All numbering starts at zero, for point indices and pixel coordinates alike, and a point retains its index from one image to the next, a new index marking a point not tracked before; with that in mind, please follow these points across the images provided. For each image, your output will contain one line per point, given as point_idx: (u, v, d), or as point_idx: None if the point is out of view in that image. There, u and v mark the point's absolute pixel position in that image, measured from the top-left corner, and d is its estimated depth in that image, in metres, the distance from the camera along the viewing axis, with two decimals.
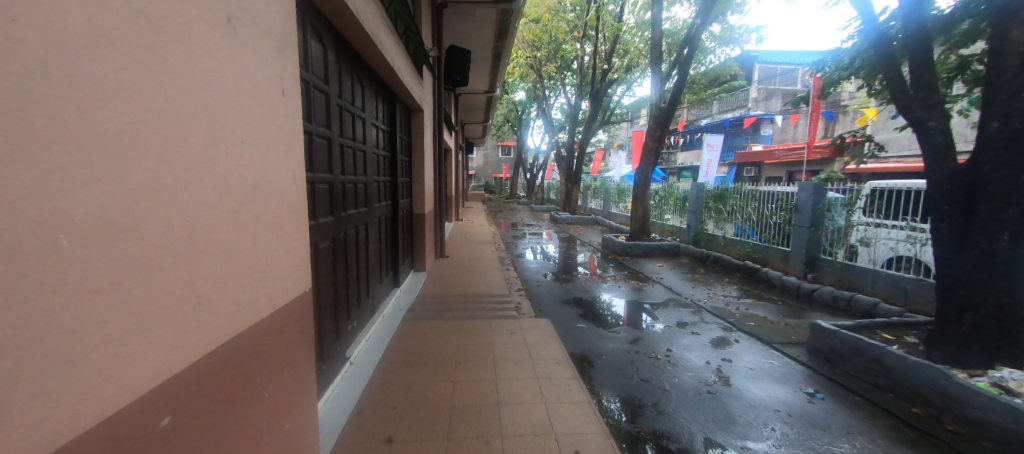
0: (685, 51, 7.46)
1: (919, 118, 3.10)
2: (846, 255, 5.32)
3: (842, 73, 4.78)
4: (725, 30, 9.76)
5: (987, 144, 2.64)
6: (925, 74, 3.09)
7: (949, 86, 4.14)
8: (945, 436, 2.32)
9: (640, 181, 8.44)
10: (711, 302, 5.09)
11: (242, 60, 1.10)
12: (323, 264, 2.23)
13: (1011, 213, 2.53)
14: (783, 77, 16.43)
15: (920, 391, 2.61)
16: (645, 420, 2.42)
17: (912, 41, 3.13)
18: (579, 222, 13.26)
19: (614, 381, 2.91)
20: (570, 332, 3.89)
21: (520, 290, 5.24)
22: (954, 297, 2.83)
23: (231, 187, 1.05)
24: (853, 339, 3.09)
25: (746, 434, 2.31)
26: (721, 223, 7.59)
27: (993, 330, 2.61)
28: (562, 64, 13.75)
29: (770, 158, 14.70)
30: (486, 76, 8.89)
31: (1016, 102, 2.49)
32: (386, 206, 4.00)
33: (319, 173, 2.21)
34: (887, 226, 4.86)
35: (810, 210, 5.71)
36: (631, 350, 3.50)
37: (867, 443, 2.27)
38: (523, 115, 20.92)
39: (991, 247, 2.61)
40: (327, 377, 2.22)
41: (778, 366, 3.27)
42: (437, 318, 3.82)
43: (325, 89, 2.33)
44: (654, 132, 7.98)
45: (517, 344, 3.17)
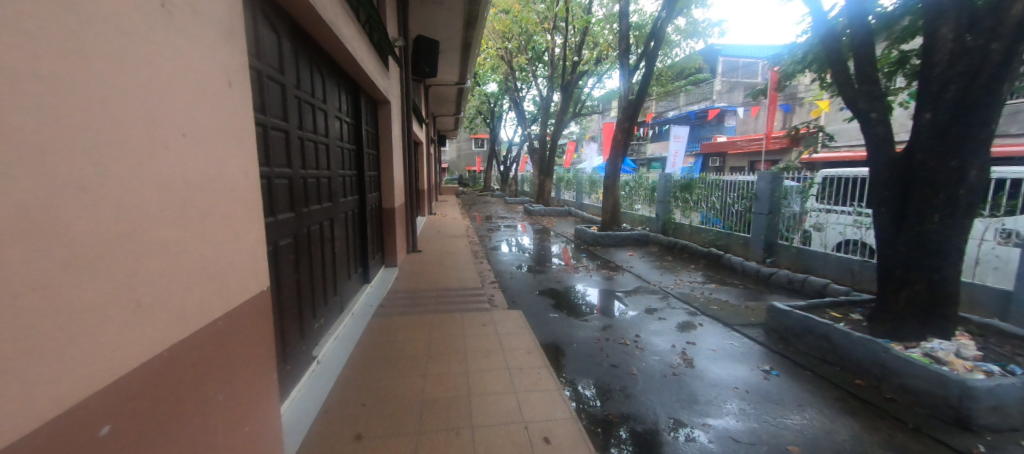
0: (652, 44, 7.60)
1: (863, 109, 3.32)
2: (801, 240, 5.65)
3: (797, 67, 5.02)
4: (689, 24, 10.10)
5: (921, 134, 2.84)
6: (867, 67, 3.29)
7: (890, 80, 4.44)
8: (883, 404, 2.52)
9: (611, 172, 8.60)
10: (678, 288, 5.29)
11: (181, 48, 1.04)
12: (284, 263, 2.16)
13: (941, 198, 2.75)
14: (745, 70, 17.07)
15: (862, 364, 2.82)
16: (613, 403, 2.51)
17: (857, 37, 3.32)
18: (553, 213, 13.40)
19: (586, 367, 2.99)
20: (542, 323, 3.94)
21: (493, 282, 5.26)
22: (891, 276, 3.05)
23: (175, 183, 1.00)
24: (804, 318, 3.29)
25: (707, 412, 2.43)
26: (688, 212, 7.87)
27: (925, 305, 2.85)
28: (532, 55, 13.69)
29: (734, 147, 15.39)
30: (456, 67, 8.74)
31: (945, 94, 2.69)
32: (353, 201, 3.90)
33: (276, 168, 2.13)
34: (836, 212, 5.18)
35: (768, 197, 6.01)
36: (601, 337, 3.60)
37: (815, 413, 2.44)
38: (495, 106, 20.77)
39: (923, 229, 2.83)
40: (291, 377, 2.16)
41: (737, 346, 3.45)
42: (408, 312, 3.77)
43: (280, 80, 2.23)
44: (623, 124, 8.13)
45: (489, 336, 3.19)
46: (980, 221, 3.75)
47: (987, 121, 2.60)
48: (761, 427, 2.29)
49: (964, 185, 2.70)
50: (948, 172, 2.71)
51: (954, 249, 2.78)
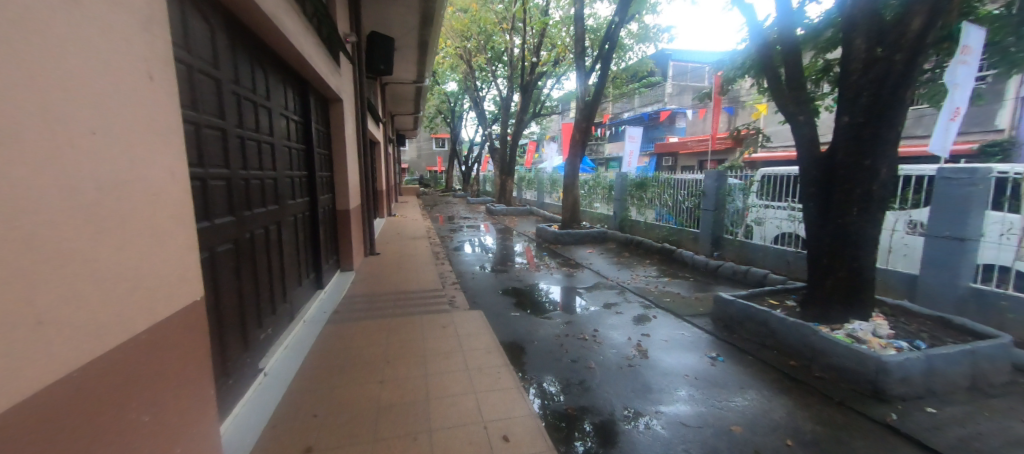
0: (606, 47, 7.84)
1: (792, 113, 3.62)
2: (744, 234, 6.05)
3: (737, 72, 5.39)
4: (641, 29, 10.57)
5: (840, 135, 3.15)
6: (795, 73, 3.59)
7: (817, 86, 4.86)
8: (813, 382, 2.76)
9: (570, 171, 8.79)
10: (634, 282, 5.51)
11: (88, 36, 0.94)
12: (224, 270, 2.02)
13: (858, 192, 3.05)
14: (693, 74, 18.04)
15: (795, 346, 3.08)
16: (571, 397, 2.56)
17: (787, 46, 3.62)
18: (514, 213, 13.48)
19: (546, 364, 3.04)
20: (503, 322, 3.96)
21: (454, 283, 5.21)
22: (818, 265, 3.34)
23: (81, 185, 0.90)
24: (746, 306, 3.53)
25: (659, 400, 2.55)
26: (643, 210, 8.23)
27: (847, 290, 3.15)
28: (491, 55, 13.71)
29: (684, 147, 16.35)
30: (414, 65, 8.56)
31: (859, 99, 3.00)
32: (303, 203, 3.72)
33: (213, 169, 1.99)
34: (773, 207, 5.59)
35: (713, 195, 6.41)
36: (561, 334, 3.67)
37: (755, 394, 2.63)
38: (455, 105, 20.56)
39: (844, 222, 3.13)
40: (233, 393, 2.02)
41: (687, 335, 3.64)
42: (365, 317, 3.65)
43: (214, 74, 2.08)
44: (580, 124, 8.33)
45: (448, 337, 3.16)
46: (891, 213, 4.20)
47: (895, 124, 2.91)
48: (708, 410, 2.43)
49: (877, 182, 3.02)
50: (862, 169, 3.02)
51: (870, 239, 3.10)
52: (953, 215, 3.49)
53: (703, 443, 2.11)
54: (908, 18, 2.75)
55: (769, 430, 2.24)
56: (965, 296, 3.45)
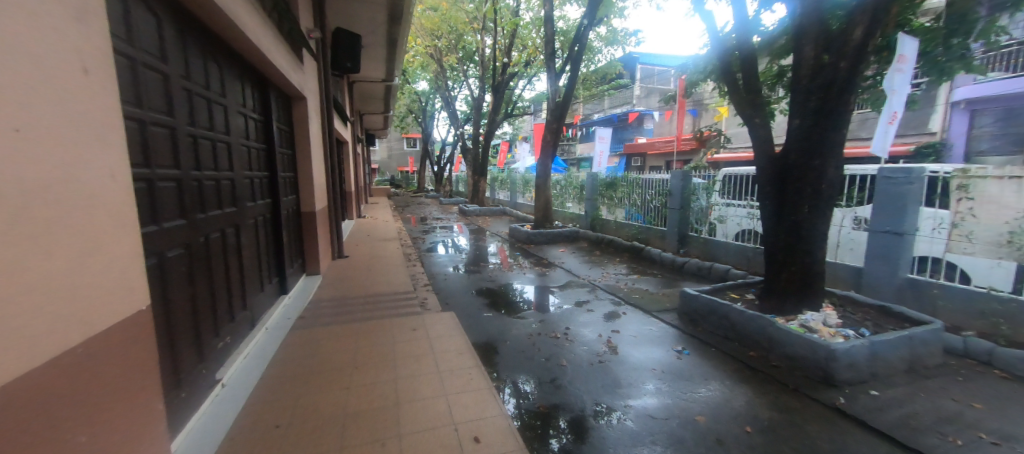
0: (576, 49, 7.95)
1: (750, 115, 3.80)
2: (708, 232, 6.29)
3: (699, 76, 5.61)
4: (610, 32, 10.82)
5: (793, 137, 3.34)
6: (752, 78, 3.77)
7: (772, 91, 5.12)
8: (771, 370, 2.91)
9: (542, 171, 8.85)
10: (604, 280, 5.62)
11: (11, 25, 0.86)
12: (174, 276, 1.90)
13: (809, 191, 3.24)
14: (659, 77, 18.61)
15: (754, 338, 3.23)
16: (542, 395, 2.58)
17: (744, 52, 3.80)
18: (487, 213, 13.44)
19: (519, 363, 3.05)
20: (476, 323, 3.94)
21: (426, 285, 5.13)
22: (774, 260, 3.52)
23: (5, 187, 0.82)
24: (709, 301, 3.68)
25: (628, 394, 2.62)
26: (613, 209, 8.42)
27: (801, 283, 3.34)
28: (462, 55, 13.63)
29: (652, 148, 16.83)
30: (382, 63, 8.38)
31: (809, 103, 3.18)
32: (264, 205, 3.56)
33: (161, 169, 1.87)
34: (734, 206, 5.87)
35: (679, 194, 6.64)
36: (534, 333, 3.69)
37: (718, 385, 2.74)
38: (426, 105, 20.28)
39: (797, 219, 3.32)
40: (186, 406, 1.91)
41: (654, 331, 3.75)
42: (333, 322, 3.54)
43: (162, 69, 1.96)
44: (551, 124, 8.41)
45: (420, 340, 3.12)
46: (839, 210, 4.52)
47: (841, 127, 3.12)
48: (674, 402, 2.51)
49: (825, 181, 3.22)
50: (813, 169, 3.21)
51: (819, 235, 3.30)
52: (892, 211, 3.78)
53: (670, 434, 2.18)
54: (850, 29, 2.95)
55: (731, 418, 2.34)
56: (904, 286, 3.74)
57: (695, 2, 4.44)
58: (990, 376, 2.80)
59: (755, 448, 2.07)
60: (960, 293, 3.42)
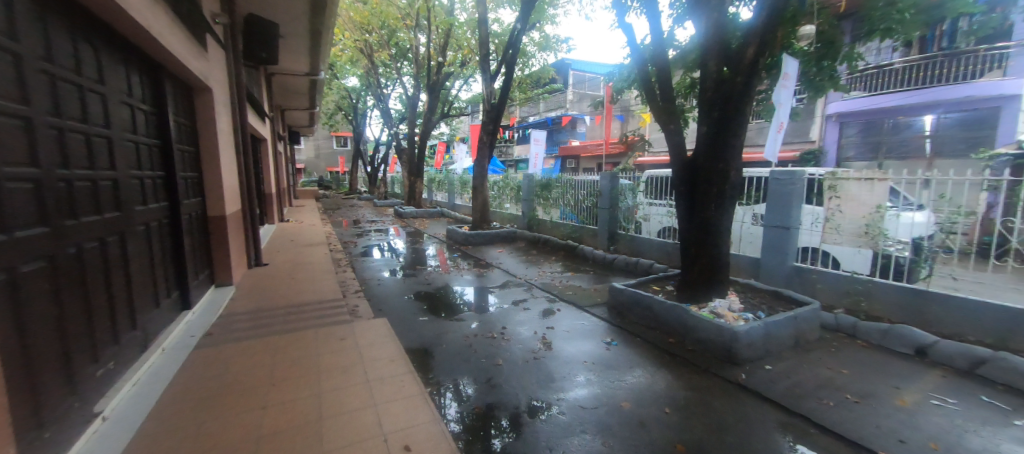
0: (510, 52, 8.06)
1: (666, 122, 4.14)
2: (634, 229, 6.74)
3: (624, 83, 5.99)
4: (543, 38, 11.17)
5: (701, 142, 3.70)
6: (667, 88, 4.11)
7: (686, 100, 5.63)
8: (686, 354, 3.19)
9: (480, 173, 8.84)
10: (540, 278, 5.76)
11: None
12: (34, 294, 1.60)
13: (716, 191, 3.62)
14: (590, 83, 19.58)
15: (673, 326, 3.52)
16: (478, 396, 2.57)
17: (660, 64, 4.13)
18: (424, 215, 13.10)
19: (455, 366, 3.01)
20: (411, 328, 3.82)
21: (358, 291, 4.86)
22: (688, 254, 3.87)
23: None
24: (634, 294, 3.93)
25: (561, 387, 2.71)
26: (548, 209, 8.68)
27: (710, 274, 3.71)
28: (396, 52, 13.14)
29: (584, 151, 17.63)
30: (304, 56, 7.81)
31: (714, 113, 3.55)
32: (159, 209, 3.13)
33: (11, 167, 1.56)
34: (656, 205, 6.36)
35: (608, 194, 7.03)
36: (470, 334, 3.67)
37: (642, 371, 2.95)
38: (357, 102, 19.27)
39: (706, 216, 3.69)
40: (53, 448, 1.62)
41: (586, 325, 3.93)
42: (247, 337, 3.20)
43: (14, 48, 1.64)
44: (487, 126, 8.44)
45: (348, 349, 2.95)
46: (741, 208, 5.07)
47: (739, 134, 3.52)
48: (602, 391, 2.65)
49: (728, 182, 3.61)
50: (718, 171, 3.58)
51: (724, 230, 3.69)
52: (781, 208, 4.32)
53: (598, 422, 2.29)
54: (744, 48, 3.34)
55: (652, 401, 2.53)
56: (791, 273, 4.32)
57: (618, 15, 4.73)
58: (854, 346, 3.34)
59: (672, 426, 2.25)
60: (831, 276, 4.02)
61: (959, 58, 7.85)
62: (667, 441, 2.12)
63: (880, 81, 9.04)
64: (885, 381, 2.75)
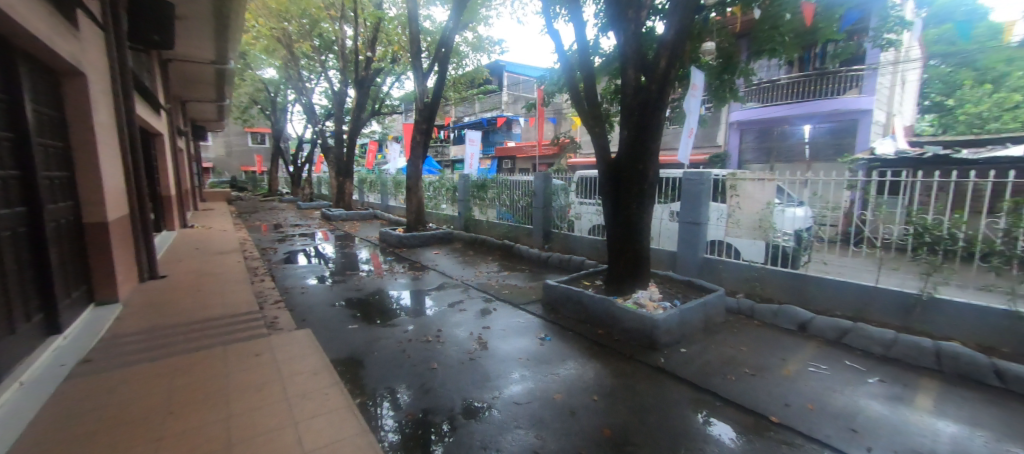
0: (443, 51, 7.93)
1: (591, 126, 4.36)
2: (567, 227, 7.02)
3: (554, 87, 6.21)
4: (476, 38, 11.16)
5: (623, 144, 3.95)
6: (592, 93, 4.33)
7: (610, 105, 5.99)
8: (613, 344, 3.39)
9: (414, 173, 8.59)
10: (477, 279, 5.75)
11: None
12: None
13: (636, 190, 3.90)
14: (524, 86, 19.98)
15: (601, 318, 3.73)
16: (412, 403, 2.50)
17: (585, 70, 4.33)
18: (354, 217, 12.41)
19: (387, 373, 2.90)
20: (339, 337, 3.60)
21: (278, 302, 4.47)
22: (613, 249, 4.11)
23: None
24: (566, 289, 4.10)
25: (497, 385, 2.74)
26: (485, 210, 8.71)
27: (633, 267, 3.99)
28: (319, 44, 12.28)
29: (520, 152, 17.92)
30: (209, 42, 6.98)
31: (633, 117, 3.83)
32: (13, 215, 2.60)
33: None
34: (587, 204, 6.71)
35: (542, 194, 7.22)
36: (404, 339, 3.56)
37: (573, 363, 3.09)
38: (275, 96, 17.68)
39: (628, 214, 3.96)
40: None
41: (521, 322, 4.01)
42: (139, 361, 2.78)
43: None
44: (420, 125, 8.23)
45: (265, 365, 2.70)
46: (659, 206, 5.62)
47: (655, 139, 3.82)
48: (536, 386, 2.73)
49: (646, 183, 3.90)
50: (638, 172, 3.86)
51: (644, 226, 3.99)
52: (691, 205, 4.77)
53: (532, 416, 2.35)
54: (657, 59, 3.64)
55: (581, 390, 2.66)
56: (702, 264, 4.79)
57: (546, 21, 4.89)
58: (751, 326, 3.80)
59: (600, 412, 2.39)
60: (733, 265, 4.53)
61: (828, 76, 9.31)
62: (595, 426, 2.24)
63: (770, 94, 10.29)
64: (775, 355, 3.16)
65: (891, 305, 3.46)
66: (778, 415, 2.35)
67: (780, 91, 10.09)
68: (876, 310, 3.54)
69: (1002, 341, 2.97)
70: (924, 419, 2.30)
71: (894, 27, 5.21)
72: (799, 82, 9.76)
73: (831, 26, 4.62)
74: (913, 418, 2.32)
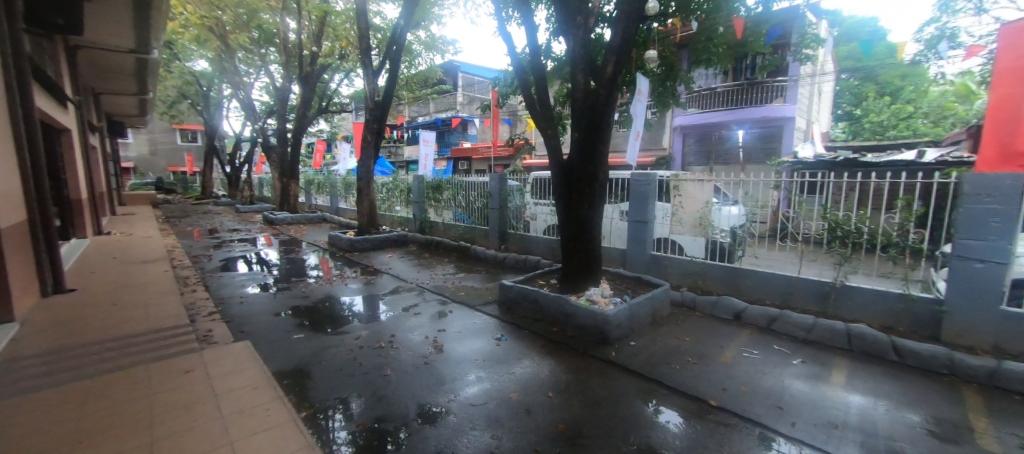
0: (394, 48, 7.72)
1: (543, 128, 4.44)
2: (523, 228, 7.08)
3: (508, 89, 6.26)
4: (429, 37, 11.00)
5: (575, 146, 4.05)
6: (544, 96, 4.41)
7: (563, 107, 6.13)
8: (568, 341, 3.47)
9: (365, 174, 8.29)
10: (433, 282, 5.65)
11: None
12: None
13: (587, 190, 4.03)
14: (479, 87, 19.98)
15: (556, 316, 3.80)
16: (363, 412, 2.40)
17: (537, 73, 4.40)
18: (301, 220, 11.74)
19: (335, 384, 2.77)
20: (282, 348, 3.38)
21: (213, 313, 4.12)
22: (567, 248, 4.20)
23: None
24: (522, 289, 4.13)
25: (452, 388, 2.71)
26: (440, 211, 8.58)
27: (586, 265, 4.11)
28: (258, 36, 11.50)
29: (476, 153, 17.86)
30: (127, 30, 6.30)
31: (583, 120, 3.95)
32: None
33: None
34: (540, 204, 6.82)
35: (497, 195, 7.25)
36: (355, 347, 3.42)
37: (529, 361, 3.13)
38: (207, 90, 16.30)
39: (581, 213, 4.08)
40: None
41: (477, 323, 3.99)
42: (41, 386, 2.44)
43: None
44: (371, 124, 7.96)
45: (196, 383, 2.47)
46: (609, 206, 5.81)
47: (604, 141, 3.96)
48: (492, 386, 2.72)
49: (597, 183, 4.03)
50: (590, 173, 3.98)
51: (596, 225, 4.12)
52: (639, 204, 5.00)
53: (487, 417, 2.35)
54: (604, 64, 3.78)
55: (537, 388, 2.69)
56: (649, 261, 5.05)
57: (499, 23, 4.92)
58: (693, 317, 4.05)
59: (553, 408, 2.43)
60: (677, 261, 4.80)
61: (758, 86, 10.15)
62: (549, 422, 2.28)
63: (709, 100, 11.02)
64: (714, 343, 3.40)
65: (810, 293, 3.84)
66: (716, 399, 2.52)
67: (717, 98, 10.84)
68: (798, 298, 3.92)
69: (898, 321, 3.39)
70: (838, 393, 2.58)
71: (811, 43, 5.76)
72: (734, 90, 10.55)
73: (758, 40, 5.11)
74: (829, 393, 2.59)
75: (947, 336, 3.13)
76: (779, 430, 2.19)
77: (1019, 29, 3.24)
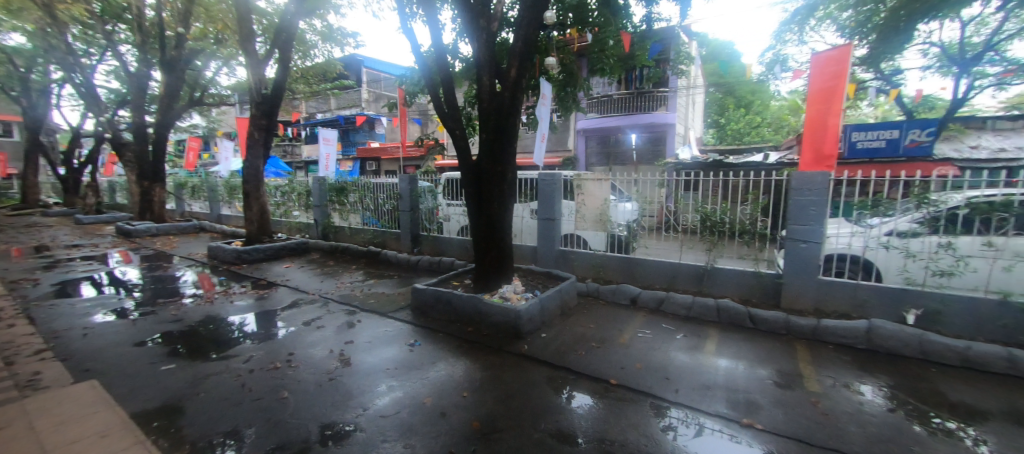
0: (284, 37, 6.97)
1: (450, 127, 4.39)
2: (436, 229, 6.95)
3: (415, 88, 6.09)
4: (325, 28, 10.06)
5: (483, 146, 4.08)
6: (451, 96, 4.37)
7: (471, 108, 6.16)
8: (484, 340, 3.49)
9: (253, 175, 7.35)
10: (339, 291, 5.23)
11: None
12: None
13: (496, 189, 4.09)
14: (386, 84, 19.09)
15: (471, 316, 3.80)
16: (255, 442, 2.13)
17: (443, 72, 4.33)
18: (170, 231, 9.96)
19: (220, 415, 2.41)
20: (146, 383, 2.84)
21: (43, 352, 3.29)
22: (480, 248, 4.23)
23: None
24: (436, 292, 4.04)
25: (361, 402, 2.55)
26: (345, 215, 8.01)
27: (498, 263, 4.19)
28: (100, 10, 9.46)
29: (385, 153, 17.04)
30: None
31: (490, 121, 4.00)
32: None
33: None
34: (453, 204, 6.78)
35: (408, 196, 7.01)
36: (244, 370, 3.01)
37: (445, 364, 3.08)
38: (26, 72, 12.93)
39: (491, 212, 4.13)
40: None
41: (388, 331, 3.81)
42: None
43: None
44: (258, 120, 7.09)
45: (15, 442, 1.94)
46: (520, 205, 6.01)
47: (511, 142, 4.07)
48: (406, 394, 2.62)
49: (506, 183, 4.12)
50: (498, 172, 4.05)
51: (506, 224, 4.22)
52: (547, 202, 5.25)
53: (400, 426, 2.26)
54: (509, 68, 3.90)
55: (452, 390, 2.67)
56: (558, 256, 5.33)
57: (402, 20, 4.75)
58: (597, 305, 4.38)
59: (469, 407, 2.44)
60: (583, 254, 5.15)
61: (646, 95, 11.35)
62: (465, 422, 2.27)
63: (606, 106, 12.02)
64: (615, 327, 3.73)
65: (690, 276, 4.43)
66: (617, 378, 2.77)
67: (613, 104, 11.87)
68: (680, 281, 4.49)
69: (752, 294, 4.10)
70: (711, 359, 3.02)
71: (685, 60, 6.60)
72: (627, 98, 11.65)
73: (643, 54, 5.73)
74: (704, 360, 3.02)
75: (785, 303, 3.87)
76: (667, 398, 2.49)
77: (825, 59, 3.95)
